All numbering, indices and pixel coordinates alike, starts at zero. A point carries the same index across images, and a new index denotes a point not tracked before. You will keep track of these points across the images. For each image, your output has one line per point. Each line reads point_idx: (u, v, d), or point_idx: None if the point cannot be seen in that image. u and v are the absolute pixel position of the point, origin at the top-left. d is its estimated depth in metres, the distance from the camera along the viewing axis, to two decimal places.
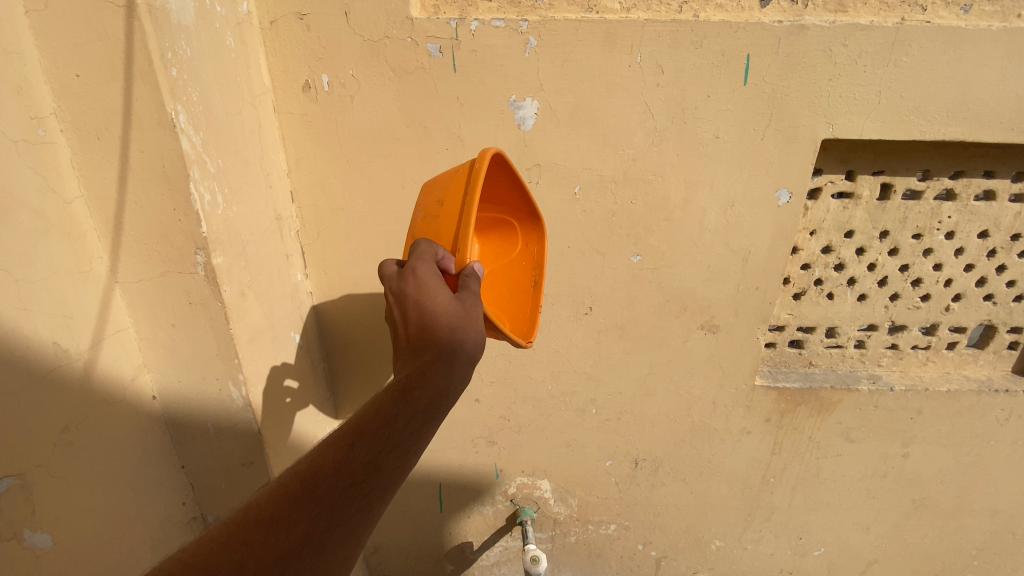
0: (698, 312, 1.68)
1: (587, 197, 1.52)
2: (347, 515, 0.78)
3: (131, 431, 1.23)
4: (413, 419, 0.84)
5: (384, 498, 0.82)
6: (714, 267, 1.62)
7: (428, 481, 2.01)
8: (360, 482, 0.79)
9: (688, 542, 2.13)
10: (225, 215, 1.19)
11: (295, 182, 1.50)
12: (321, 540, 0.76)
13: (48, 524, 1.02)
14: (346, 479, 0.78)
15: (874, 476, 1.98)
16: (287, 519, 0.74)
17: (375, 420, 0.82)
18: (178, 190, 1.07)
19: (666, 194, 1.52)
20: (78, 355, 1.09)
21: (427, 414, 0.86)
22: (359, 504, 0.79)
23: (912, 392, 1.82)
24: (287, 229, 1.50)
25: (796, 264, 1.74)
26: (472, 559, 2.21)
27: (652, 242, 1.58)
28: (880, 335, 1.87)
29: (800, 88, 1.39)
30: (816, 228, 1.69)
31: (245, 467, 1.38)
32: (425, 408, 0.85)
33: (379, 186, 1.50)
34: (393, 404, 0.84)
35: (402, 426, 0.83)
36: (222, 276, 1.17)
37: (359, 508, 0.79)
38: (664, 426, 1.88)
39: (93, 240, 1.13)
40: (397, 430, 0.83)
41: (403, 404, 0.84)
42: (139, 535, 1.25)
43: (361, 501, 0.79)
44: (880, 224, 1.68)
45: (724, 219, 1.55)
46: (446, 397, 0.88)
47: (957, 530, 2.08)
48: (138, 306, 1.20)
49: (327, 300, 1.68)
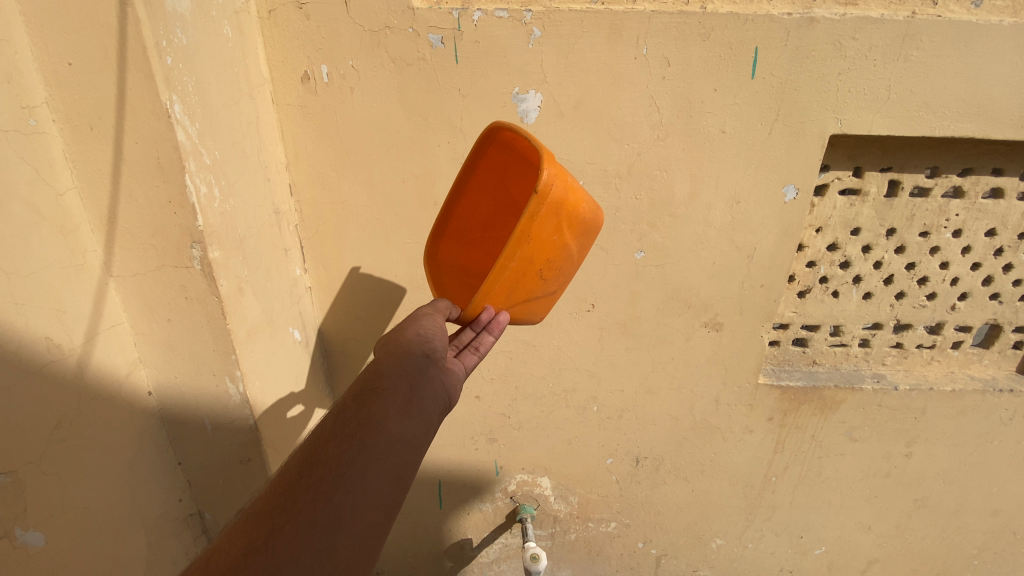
0: (702, 310, 1.66)
1: (590, 191, 1.49)
2: (296, 510, 0.81)
3: (127, 427, 1.21)
4: (348, 411, 0.96)
5: (339, 484, 0.84)
6: (719, 264, 1.59)
7: (427, 478, 1.99)
8: (307, 477, 0.85)
9: (689, 540, 2.12)
10: (221, 208, 1.16)
11: (293, 175, 1.48)
12: (273, 535, 0.78)
13: (40, 522, 1.01)
14: (291, 481, 0.86)
15: (876, 475, 1.96)
16: (244, 532, 0.80)
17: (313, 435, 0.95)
18: (174, 182, 1.05)
19: (671, 189, 1.49)
20: (72, 350, 1.07)
21: (362, 405, 0.96)
22: (312, 496, 0.82)
23: (916, 391, 1.80)
24: (285, 223, 1.48)
25: (801, 261, 1.72)
26: (471, 555, 2.20)
27: (656, 239, 1.55)
28: (885, 334, 1.85)
29: (808, 82, 1.36)
30: (822, 225, 1.66)
31: (242, 464, 1.36)
32: (356, 399, 0.98)
33: (379, 180, 1.48)
34: (330, 420, 0.97)
35: (336, 425, 0.93)
36: (219, 271, 1.15)
37: (309, 501, 0.82)
38: (666, 424, 1.86)
39: (86, 233, 1.11)
40: (334, 429, 0.93)
41: (338, 410, 0.98)
42: (134, 532, 1.24)
43: (313, 492, 0.83)
44: (886, 222, 1.66)
45: (730, 215, 1.53)
46: (379, 383, 1.01)
47: (959, 529, 2.07)
48: (133, 300, 1.18)
49: (326, 295, 1.65)
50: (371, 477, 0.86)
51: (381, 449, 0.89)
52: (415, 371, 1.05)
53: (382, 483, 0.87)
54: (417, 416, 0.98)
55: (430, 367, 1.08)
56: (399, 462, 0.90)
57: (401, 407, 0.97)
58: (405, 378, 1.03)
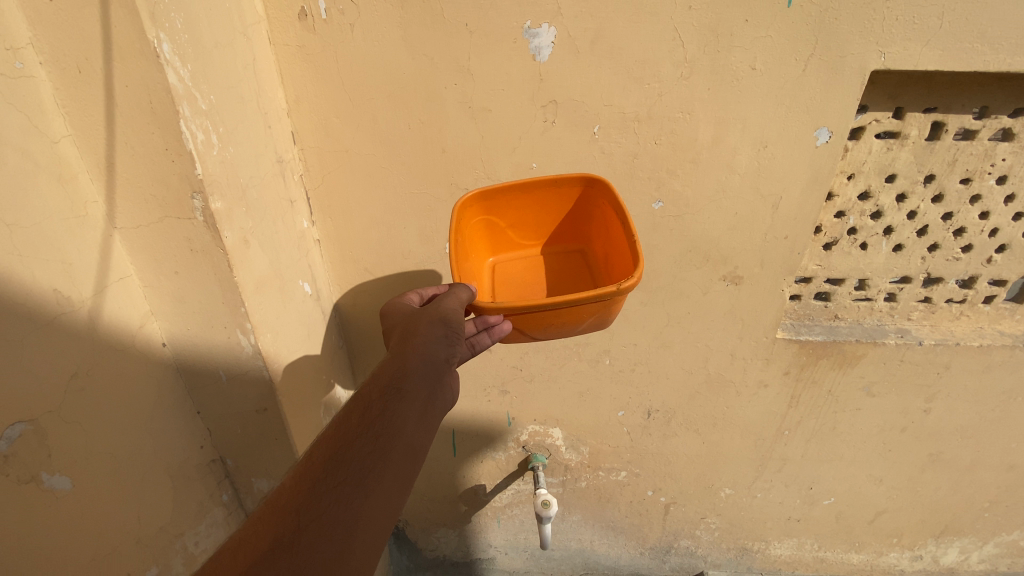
0: (721, 262, 1.60)
1: (607, 136, 1.41)
2: (317, 511, 0.80)
3: (143, 378, 1.23)
4: (371, 406, 0.93)
5: (357, 490, 0.83)
6: (741, 215, 1.51)
7: (441, 427, 2.04)
8: (330, 476, 0.83)
9: (698, 491, 2.16)
10: (221, 156, 1.12)
11: (296, 122, 1.42)
12: (293, 538, 0.77)
13: (66, 467, 1.03)
14: (313, 478, 0.84)
15: (892, 430, 1.94)
16: (263, 526, 0.79)
17: (334, 425, 0.92)
18: (168, 129, 1.00)
19: (694, 133, 1.39)
20: (81, 302, 1.07)
21: (386, 404, 0.94)
22: (334, 499, 0.81)
23: (941, 346, 1.74)
24: (289, 173, 1.43)
25: (829, 211, 1.62)
26: (485, 500, 2.28)
27: (676, 187, 1.47)
28: (913, 288, 1.77)
29: (851, 10, 1.23)
30: (855, 171, 1.56)
31: (259, 413, 1.39)
32: (382, 393, 0.95)
33: (383, 126, 1.41)
34: (351, 411, 0.94)
35: (360, 421, 0.91)
36: (222, 222, 1.12)
37: (330, 502, 0.81)
38: (679, 378, 1.84)
39: (85, 183, 1.08)
40: (357, 423, 0.91)
41: (360, 400, 0.95)
42: (161, 476, 1.28)
43: (334, 494, 0.82)
44: (925, 168, 1.54)
45: (756, 161, 1.43)
46: (405, 380, 0.98)
47: (972, 483, 2.07)
48: (139, 253, 1.17)
49: (335, 248, 1.63)
50: (388, 486, 0.85)
51: (399, 456, 0.89)
52: (436, 373, 1.03)
53: (393, 495, 0.85)
54: (433, 424, 0.98)
55: (449, 370, 1.07)
56: (413, 471, 0.90)
57: (421, 412, 0.96)
58: (429, 376, 1.01)
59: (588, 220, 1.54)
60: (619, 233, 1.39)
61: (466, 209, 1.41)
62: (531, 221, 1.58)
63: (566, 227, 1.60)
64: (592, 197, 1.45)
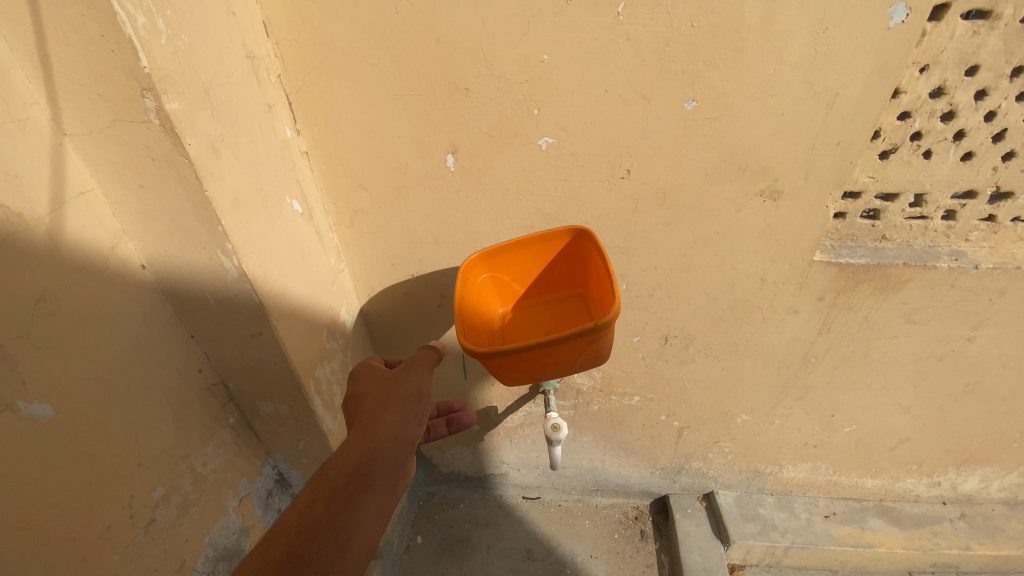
0: (759, 174, 1.40)
1: (633, 19, 1.17)
2: (314, 544, 0.95)
3: (124, 302, 1.15)
4: (347, 471, 1.09)
5: (348, 527, 1.00)
6: (789, 117, 1.29)
7: (451, 351, 1.98)
8: (323, 515, 1.00)
9: (712, 414, 2.05)
10: (172, 46, 0.95)
11: (266, 9, 1.21)
12: (299, 553, 0.93)
13: (44, 394, 0.98)
14: (307, 526, 0.98)
15: (928, 359, 1.81)
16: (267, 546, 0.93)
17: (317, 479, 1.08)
18: (98, 8, 0.83)
19: (740, 12, 1.15)
20: (38, 220, 0.97)
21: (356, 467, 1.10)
22: (331, 530, 0.98)
23: (1000, 271, 1.56)
24: (263, 73, 1.25)
25: (892, 112, 1.38)
26: (497, 420, 2.29)
27: (713, 83, 1.25)
28: (977, 204, 1.55)
29: None
30: (930, 62, 1.30)
31: (255, 338, 1.32)
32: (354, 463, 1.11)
33: (366, 12, 1.19)
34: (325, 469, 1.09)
35: (338, 480, 1.06)
36: (183, 127, 0.98)
37: (325, 538, 0.97)
38: (702, 303, 1.71)
39: (21, 81, 0.93)
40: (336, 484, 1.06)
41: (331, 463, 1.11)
42: (158, 401, 1.25)
43: (329, 529, 0.98)
44: (1017, 56, 1.27)
45: (813, 49, 1.19)
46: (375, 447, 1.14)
47: (1005, 413, 1.96)
48: (99, 164, 1.04)
49: (326, 162, 1.47)
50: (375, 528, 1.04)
51: (376, 497, 1.07)
52: (403, 443, 1.19)
53: (372, 521, 1.04)
54: (404, 475, 1.17)
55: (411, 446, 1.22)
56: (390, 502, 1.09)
57: (392, 473, 1.13)
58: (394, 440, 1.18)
59: (584, 270, 1.52)
60: (604, 281, 1.39)
61: (470, 268, 1.46)
62: (530, 278, 1.57)
63: (562, 273, 1.56)
64: (582, 244, 1.46)
